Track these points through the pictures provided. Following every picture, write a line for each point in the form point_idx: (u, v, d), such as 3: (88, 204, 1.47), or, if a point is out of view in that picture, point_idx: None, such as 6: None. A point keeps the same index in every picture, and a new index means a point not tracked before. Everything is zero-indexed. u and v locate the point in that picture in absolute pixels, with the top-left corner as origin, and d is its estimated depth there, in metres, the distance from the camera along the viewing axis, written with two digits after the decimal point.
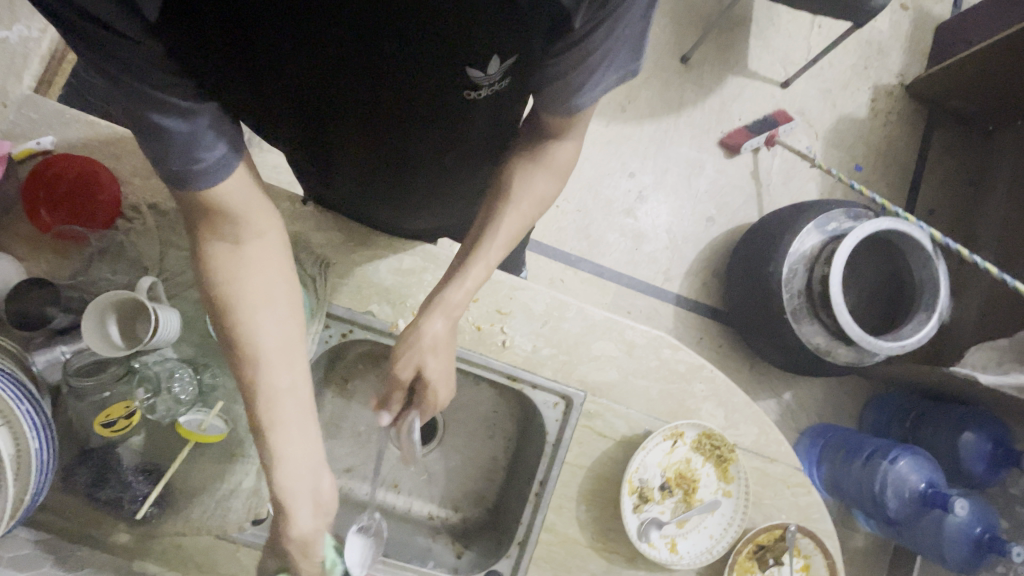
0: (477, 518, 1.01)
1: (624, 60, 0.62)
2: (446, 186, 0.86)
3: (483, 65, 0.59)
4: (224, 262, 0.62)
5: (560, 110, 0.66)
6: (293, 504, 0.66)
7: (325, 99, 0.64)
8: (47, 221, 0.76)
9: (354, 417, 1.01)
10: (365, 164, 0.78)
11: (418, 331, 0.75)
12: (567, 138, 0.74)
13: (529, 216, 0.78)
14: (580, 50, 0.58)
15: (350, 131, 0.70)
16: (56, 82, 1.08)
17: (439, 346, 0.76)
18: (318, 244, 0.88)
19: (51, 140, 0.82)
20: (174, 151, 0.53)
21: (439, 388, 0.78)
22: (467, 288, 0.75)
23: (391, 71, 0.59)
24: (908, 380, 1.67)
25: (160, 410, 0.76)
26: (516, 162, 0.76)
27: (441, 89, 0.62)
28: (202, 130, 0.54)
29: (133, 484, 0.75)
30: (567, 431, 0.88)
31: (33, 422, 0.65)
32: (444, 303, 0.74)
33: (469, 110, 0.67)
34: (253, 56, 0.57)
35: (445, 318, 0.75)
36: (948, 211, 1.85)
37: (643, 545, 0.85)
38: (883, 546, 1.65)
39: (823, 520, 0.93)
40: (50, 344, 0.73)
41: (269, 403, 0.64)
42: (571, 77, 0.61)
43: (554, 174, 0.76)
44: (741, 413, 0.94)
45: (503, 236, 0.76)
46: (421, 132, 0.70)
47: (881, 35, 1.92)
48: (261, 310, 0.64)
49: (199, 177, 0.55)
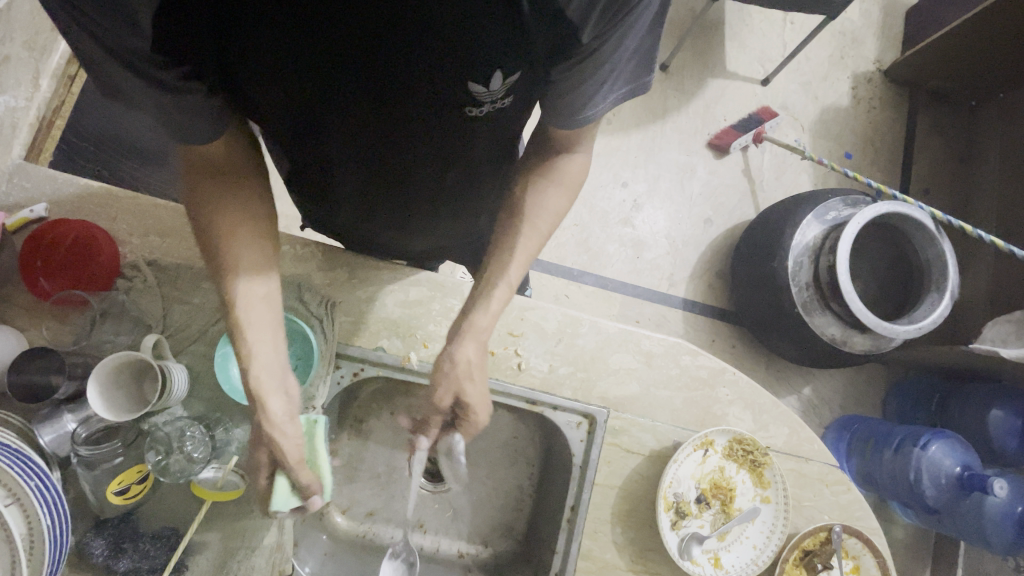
0: (508, 551, 0.96)
1: (631, 75, 0.65)
2: (449, 205, 0.86)
3: (486, 80, 0.59)
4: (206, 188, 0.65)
5: (569, 120, 0.67)
6: (269, 390, 0.66)
7: (323, 119, 0.64)
8: (47, 288, 0.75)
9: (371, 459, 0.97)
10: (367, 183, 0.78)
11: (445, 355, 0.73)
12: (577, 151, 0.75)
13: (544, 234, 0.77)
14: (588, 62, 0.59)
15: (350, 152, 0.70)
16: (45, 149, 1.08)
17: (475, 369, 0.74)
18: (321, 284, 0.86)
19: (45, 208, 0.80)
20: (171, 120, 0.58)
21: (478, 407, 0.75)
22: (493, 312, 0.74)
23: (385, 91, 0.59)
24: (927, 361, 1.64)
25: (174, 471, 0.72)
26: (528, 178, 0.76)
27: (443, 107, 0.62)
28: (193, 107, 0.57)
29: (151, 552, 0.71)
30: (593, 451, 0.85)
31: (44, 498, 0.62)
32: (472, 328, 0.73)
33: (469, 127, 0.67)
34: (250, 70, 0.57)
35: (476, 342, 0.73)
36: (943, 189, 1.85)
37: (686, 564, 0.81)
38: (924, 536, 1.59)
39: (867, 517, 0.90)
40: (58, 414, 0.69)
41: (245, 304, 0.66)
42: (578, 92, 0.62)
43: (567, 189, 0.76)
44: (770, 415, 0.91)
45: (521, 257, 0.75)
46: (420, 151, 0.70)
47: (853, 25, 1.95)
48: (240, 227, 0.67)
49: (191, 139, 0.61)
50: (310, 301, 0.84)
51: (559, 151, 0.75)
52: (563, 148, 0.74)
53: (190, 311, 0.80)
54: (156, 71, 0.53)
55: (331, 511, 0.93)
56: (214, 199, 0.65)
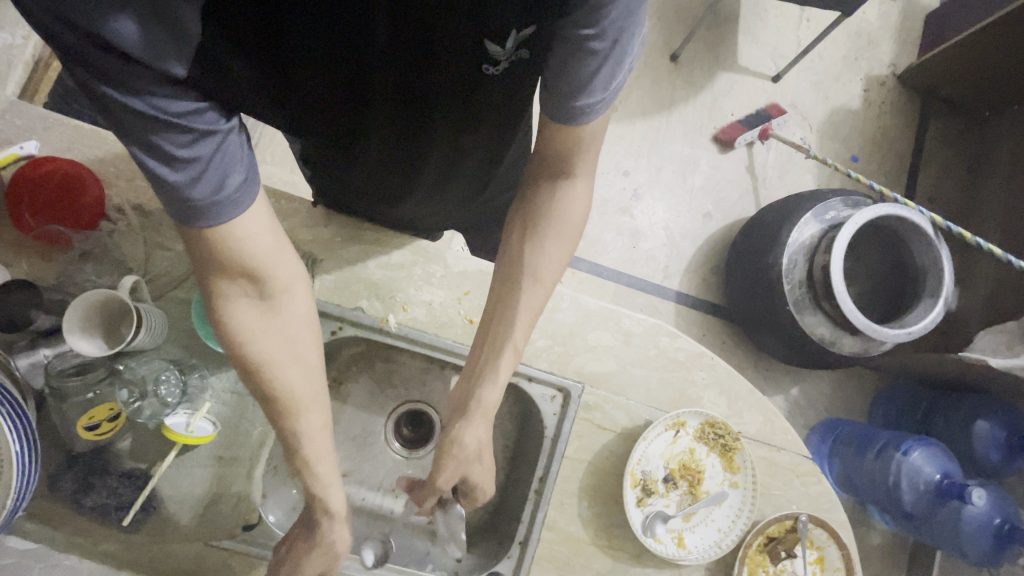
0: (478, 521, 0.97)
1: (631, 39, 0.56)
2: (460, 179, 0.85)
3: (500, 38, 0.56)
4: (250, 317, 0.64)
5: (570, 112, 0.61)
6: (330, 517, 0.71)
7: (351, 94, 0.64)
8: (31, 224, 0.75)
9: (347, 420, 0.97)
10: (386, 158, 0.77)
11: (451, 440, 0.75)
12: (578, 175, 0.73)
13: (548, 290, 0.77)
14: (587, 28, 0.53)
15: (376, 126, 0.69)
16: (42, 93, 1.09)
17: (482, 449, 0.77)
18: (304, 240, 0.87)
19: (35, 145, 0.81)
20: (203, 168, 0.51)
21: (484, 485, 0.79)
22: (500, 386, 0.75)
23: (401, 57, 0.59)
24: (917, 370, 1.63)
25: (146, 413, 0.73)
26: (527, 222, 0.76)
27: (463, 71, 0.61)
28: (225, 152, 0.53)
29: (119, 489, 0.73)
30: (565, 425, 0.85)
31: (13, 426, 0.62)
32: (482, 407, 0.75)
33: (489, 88, 0.64)
34: (280, 55, 0.58)
35: (484, 421, 0.76)
36: (948, 199, 1.83)
37: (648, 541, 0.81)
38: (901, 543, 1.59)
39: (835, 510, 0.90)
40: (34, 347, 0.71)
41: (301, 437, 0.68)
42: (578, 68, 0.56)
43: (564, 241, 0.76)
44: (744, 401, 0.92)
45: (525, 315, 0.75)
46: (442, 122, 0.69)
47: (870, 27, 1.92)
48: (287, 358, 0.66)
49: (219, 216, 0.55)
50: None
51: (557, 176, 0.73)
52: (563, 172, 0.72)
53: (172, 257, 0.81)
54: (183, 110, 0.48)
55: None
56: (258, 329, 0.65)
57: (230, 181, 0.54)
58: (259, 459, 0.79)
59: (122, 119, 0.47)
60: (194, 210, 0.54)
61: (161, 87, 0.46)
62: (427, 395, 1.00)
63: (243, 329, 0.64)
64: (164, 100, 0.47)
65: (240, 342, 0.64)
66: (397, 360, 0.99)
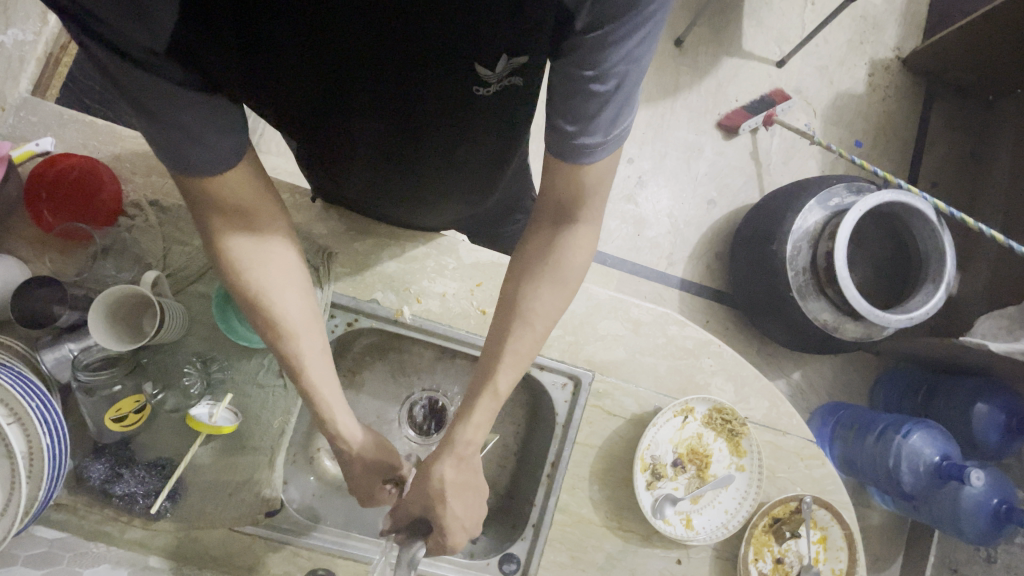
0: (490, 505, 0.99)
1: (634, 86, 0.54)
2: (457, 189, 0.82)
3: (491, 62, 0.55)
4: (246, 249, 0.65)
5: (566, 151, 0.59)
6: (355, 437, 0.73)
7: (339, 105, 0.62)
8: (51, 222, 0.78)
9: (362, 409, 1.00)
10: (378, 162, 0.74)
11: (428, 472, 0.74)
12: (581, 222, 0.70)
13: (541, 334, 0.74)
14: (590, 65, 0.52)
15: (367, 135, 0.68)
16: (52, 87, 1.10)
17: (455, 489, 0.74)
18: (319, 234, 0.88)
19: (51, 142, 0.83)
20: (192, 137, 0.53)
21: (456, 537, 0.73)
22: (475, 427, 0.73)
23: (385, 61, 0.55)
24: (918, 356, 1.65)
25: (171, 405, 0.78)
26: (528, 264, 0.73)
27: (450, 87, 0.59)
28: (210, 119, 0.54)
29: (146, 478, 0.75)
30: (576, 412, 0.88)
31: (44, 419, 0.64)
32: (453, 445, 0.73)
33: (478, 107, 0.62)
34: (267, 66, 0.56)
35: (454, 461, 0.74)
36: (952, 184, 1.83)
37: (657, 522, 0.84)
38: (900, 522, 1.63)
39: (838, 491, 0.92)
40: (58, 342, 0.72)
41: (313, 376, 0.69)
42: (582, 105, 0.55)
43: (559, 284, 0.72)
44: (751, 387, 0.94)
45: (511, 356, 0.72)
46: (427, 132, 0.67)
47: (876, 9, 1.91)
48: (286, 288, 0.68)
49: (202, 172, 0.57)
50: (307, 249, 0.86)
51: (560, 222, 0.70)
52: (568, 217, 0.70)
53: (189, 252, 0.82)
54: (171, 80, 0.49)
55: (322, 455, 0.96)
56: (255, 259, 0.66)
57: (219, 147, 0.56)
58: (280, 447, 0.80)
59: (117, 77, 0.49)
60: (178, 168, 0.56)
61: (152, 58, 0.47)
62: (438, 383, 1.02)
63: (240, 260, 0.65)
64: (159, 69, 0.48)
65: (244, 283, 0.65)
66: (409, 350, 1.01)
